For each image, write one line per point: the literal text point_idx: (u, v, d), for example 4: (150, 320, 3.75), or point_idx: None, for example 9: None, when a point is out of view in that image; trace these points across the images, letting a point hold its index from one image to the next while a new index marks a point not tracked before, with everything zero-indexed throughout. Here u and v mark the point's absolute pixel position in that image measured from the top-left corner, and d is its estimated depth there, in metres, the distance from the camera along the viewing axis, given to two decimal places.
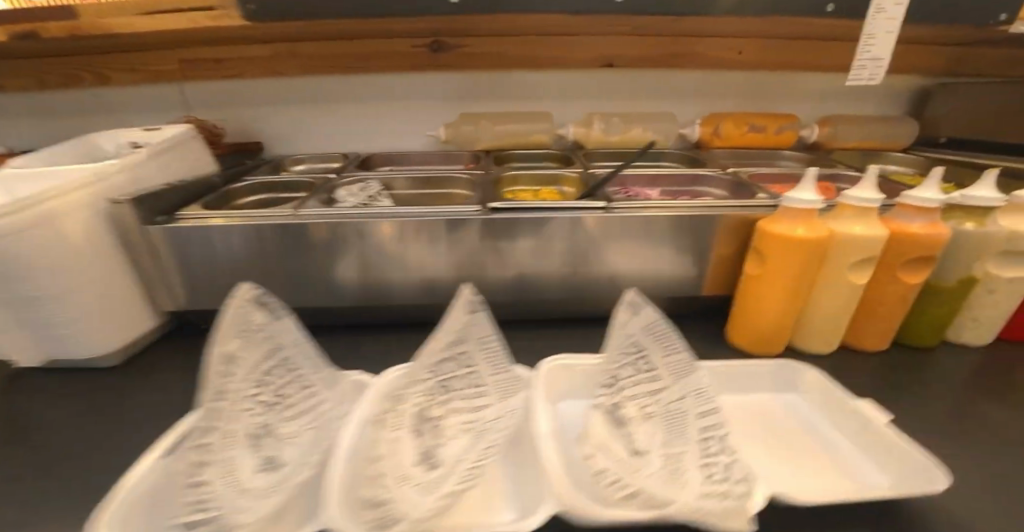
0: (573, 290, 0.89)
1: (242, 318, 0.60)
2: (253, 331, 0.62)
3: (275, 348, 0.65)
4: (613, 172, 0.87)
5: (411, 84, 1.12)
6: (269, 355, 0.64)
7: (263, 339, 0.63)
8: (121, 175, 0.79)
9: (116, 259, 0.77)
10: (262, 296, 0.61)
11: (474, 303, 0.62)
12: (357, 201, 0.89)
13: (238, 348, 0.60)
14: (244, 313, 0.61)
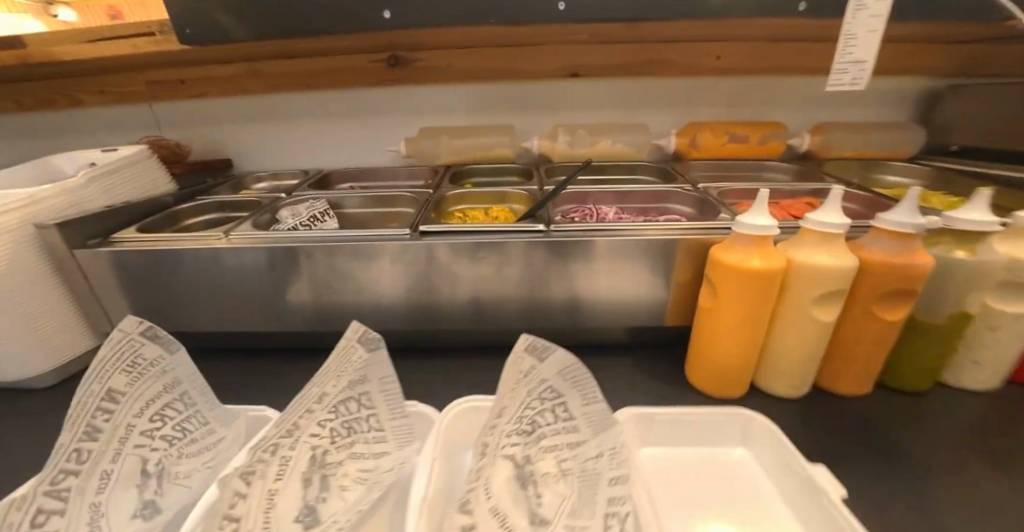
0: (520, 320, 0.81)
1: (128, 354, 0.57)
2: (142, 365, 0.58)
3: (172, 383, 0.62)
4: (558, 191, 0.80)
5: (371, 99, 1.08)
6: (166, 391, 0.62)
7: (156, 374, 0.60)
8: (55, 198, 0.79)
9: (48, 283, 0.77)
10: (152, 331, 0.60)
11: (372, 342, 0.56)
12: (297, 222, 0.85)
13: (123, 385, 0.56)
14: (131, 348, 0.57)
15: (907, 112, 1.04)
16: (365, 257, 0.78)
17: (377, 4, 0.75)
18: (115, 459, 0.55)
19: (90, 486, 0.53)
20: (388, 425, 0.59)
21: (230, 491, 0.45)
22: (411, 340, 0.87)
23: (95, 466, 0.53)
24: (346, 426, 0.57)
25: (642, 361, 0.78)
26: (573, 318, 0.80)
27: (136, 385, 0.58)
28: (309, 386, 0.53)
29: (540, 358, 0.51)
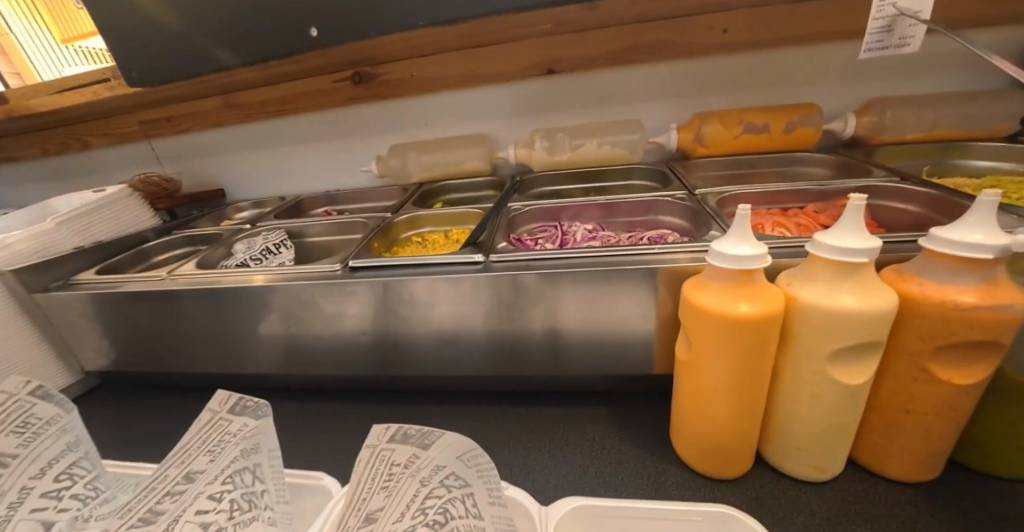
0: (472, 365, 0.68)
1: (6, 416, 0.47)
2: (32, 425, 0.48)
3: (74, 439, 0.51)
4: (490, 221, 0.68)
5: (342, 118, 1.02)
6: (68, 449, 0.50)
7: (53, 434, 0.49)
8: (25, 243, 0.76)
9: (13, 329, 0.73)
10: (45, 388, 0.50)
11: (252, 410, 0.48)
12: (250, 255, 0.80)
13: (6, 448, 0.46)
14: (13, 410, 0.47)
15: (995, 78, 0.80)
16: (294, 301, 0.69)
17: (301, 18, 0.67)
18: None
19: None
20: (281, 507, 0.47)
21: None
22: (358, 385, 0.76)
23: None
24: (245, 498, 0.45)
25: (622, 416, 0.62)
26: (536, 360, 0.66)
27: (30, 446, 0.47)
28: (167, 467, 0.46)
29: (421, 445, 0.39)
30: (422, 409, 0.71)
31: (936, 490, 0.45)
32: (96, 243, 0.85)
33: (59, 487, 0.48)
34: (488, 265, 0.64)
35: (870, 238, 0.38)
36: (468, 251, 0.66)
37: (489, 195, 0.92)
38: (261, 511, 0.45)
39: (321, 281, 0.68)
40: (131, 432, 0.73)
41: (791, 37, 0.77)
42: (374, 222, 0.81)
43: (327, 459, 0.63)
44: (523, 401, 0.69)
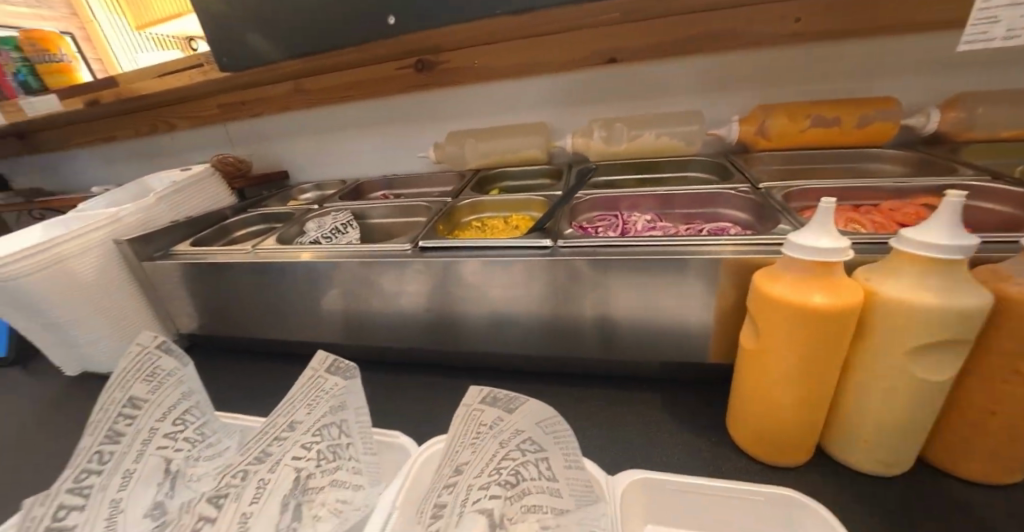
0: (530, 346, 0.71)
1: (140, 367, 0.54)
2: (160, 376, 0.55)
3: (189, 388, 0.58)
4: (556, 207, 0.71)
5: (404, 105, 1.06)
6: (184, 397, 0.57)
7: (174, 384, 0.56)
8: (133, 216, 0.84)
9: (127, 293, 0.81)
10: (167, 343, 0.57)
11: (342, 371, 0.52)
12: (321, 233, 0.86)
13: (142, 393, 0.54)
14: (145, 361, 0.55)
15: None
16: (364, 277, 0.74)
17: (382, 8, 0.70)
18: (138, 459, 0.52)
19: (112, 483, 0.50)
20: (365, 458, 0.53)
21: (196, 515, 0.45)
22: (419, 359, 0.81)
23: (119, 465, 0.51)
24: (331, 449, 0.51)
25: (676, 401, 0.64)
26: (593, 343, 0.68)
27: (158, 392, 0.55)
28: (275, 416, 0.50)
29: (506, 408, 0.43)
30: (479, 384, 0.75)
31: (1013, 489, 0.45)
32: (187, 218, 0.93)
33: (177, 430, 0.56)
34: (554, 250, 0.66)
35: (967, 236, 0.38)
36: (534, 236, 0.69)
37: (545, 183, 0.95)
38: (345, 461, 0.51)
39: (391, 259, 0.72)
40: (221, 390, 0.80)
41: (867, 27, 0.75)
42: (436, 206, 0.85)
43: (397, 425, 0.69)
44: (577, 381, 0.72)
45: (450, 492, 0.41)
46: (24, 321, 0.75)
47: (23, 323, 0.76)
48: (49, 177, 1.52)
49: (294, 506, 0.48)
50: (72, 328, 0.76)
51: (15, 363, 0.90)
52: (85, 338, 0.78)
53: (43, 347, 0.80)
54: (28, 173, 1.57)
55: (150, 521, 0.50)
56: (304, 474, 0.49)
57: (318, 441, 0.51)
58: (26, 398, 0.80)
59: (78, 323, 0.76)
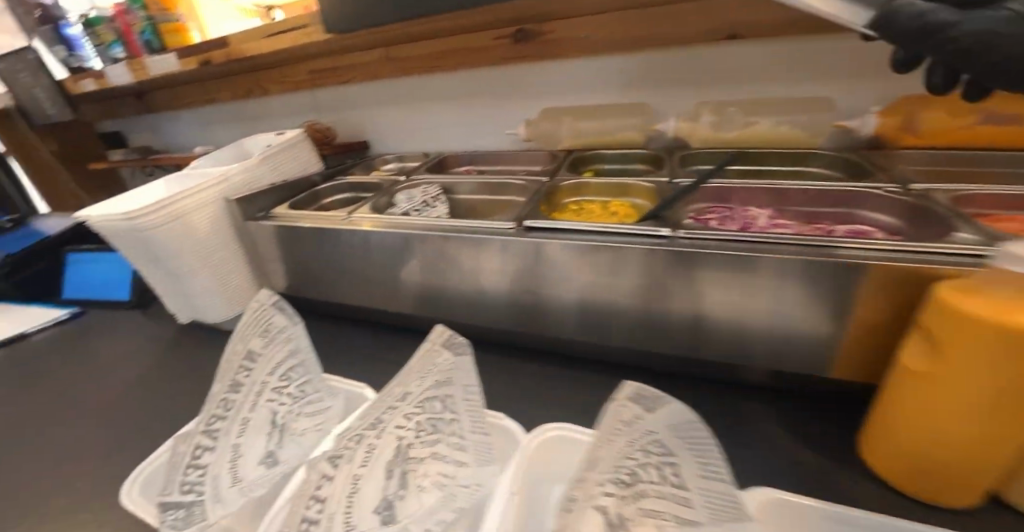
0: (623, 340, 0.68)
1: (259, 322, 0.59)
2: (272, 332, 0.61)
3: (296, 345, 0.64)
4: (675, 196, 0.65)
5: (495, 78, 1.03)
6: (293, 352, 0.63)
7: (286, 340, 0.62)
8: (240, 177, 0.90)
9: (231, 251, 0.88)
10: (281, 302, 0.62)
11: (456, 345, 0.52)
12: (411, 207, 0.85)
13: (258, 347, 0.59)
14: (263, 316, 0.60)
15: None
16: (458, 252, 0.73)
17: None
18: (253, 408, 0.57)
19: (234, 428, 0.54)
20: (472, 436, 0.54)
21: (316, 473, 0.41)
22: (502, 340, 0.80)
23: (238, 413, 0.55)
24: (431, 422, 0.51)
25: (790, 415, 0.59)
26: (699, 343, 0.63)
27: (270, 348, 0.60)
28: (390, 383, 0.47)
29: (647, 408, 0.39)
30: (566, 371, 0.73)
31: None
32: (285, 182, 0.96)
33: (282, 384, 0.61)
34: (670, 239, 0.60)
35: None
36: (646, 224, 0.64)
37: (641, 169, 0.89)
38: (446, 437, 0.52)
39: (488, 236, 0.70)
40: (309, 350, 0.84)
41: None
42: (532, 185, 0.82)
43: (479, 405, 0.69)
44: (671, 381, 0.68)
45: (579, 487, 0.36)
46: (148, 267, 0.85)
47: (147, 269, 0.86)
48: (159, 138, 1.66)
49: (399, 474, 0.47)
50: (187, 278, 0.84)
51: (139, 305, 1.00)
52: (196, 288, 0.85)
53: (161, 294, 0.89)
54: (141, 132, 1.71)
55: (265, 467, 0.56)
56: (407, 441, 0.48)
57: (426, 413, 0.50)
58: (148, 342, 0.90)
59: (192, 273, 0.83)
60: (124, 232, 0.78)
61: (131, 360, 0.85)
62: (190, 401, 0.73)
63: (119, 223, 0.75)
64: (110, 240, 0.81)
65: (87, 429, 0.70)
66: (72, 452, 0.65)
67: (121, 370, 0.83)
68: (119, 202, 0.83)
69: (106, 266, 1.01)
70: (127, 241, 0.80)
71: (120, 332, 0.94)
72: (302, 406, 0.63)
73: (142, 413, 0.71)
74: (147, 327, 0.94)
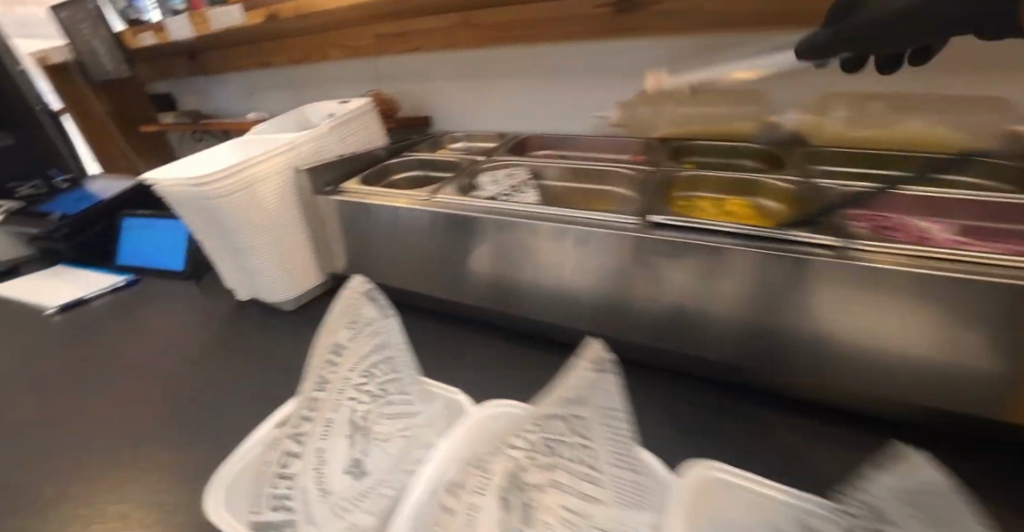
0: (752, 363, 0.56)
1: (349, 312, 0.53)
2: (362, 325, 0.54)
3: (382, 339, 0.57)
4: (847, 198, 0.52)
5: (586, 53, 0.93)
6: (381, 348, 0.56)
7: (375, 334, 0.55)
8: (308, 145, 0.82)
9: (294, 226, 0.81)
10: (372, 292, 0.55)
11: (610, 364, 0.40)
12: (500, 191, 0.77)
13: (347, 340, 0.52)
14: (353, 306, 0.53)
15: None
16: (553, 247, 0.64)
17: None
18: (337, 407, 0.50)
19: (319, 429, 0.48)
20: (610, 469, 0.39)
21: None
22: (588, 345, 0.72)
23: (324, 413, 0.48)
24: (547, 443, 0.38)
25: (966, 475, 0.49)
26: (871, 377, 0.49)
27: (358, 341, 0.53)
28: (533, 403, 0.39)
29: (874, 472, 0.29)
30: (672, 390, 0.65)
31: None
32: (353, 154, 0.88)
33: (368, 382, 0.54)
34: (841, 249, 0.48)
35: None
36: (803, 229, 0.52)
37: (750, 166, 0.80)
38: (570, 467, 0.38)
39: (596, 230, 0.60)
40: None
41: None
42: (638, 176, 0.73)
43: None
44: (810, 414, 0.56)
45: None
46: (210, 238, 0.80)
47: (209, 240, 0.81)
48: (206, 100, 1.59)
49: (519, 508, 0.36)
50: (248, 253, 0.78)
51: (192, 276, 1.00)
52: (256, 265, 0.79)
53: (220, 268, 0.84)
54: (188, 94, 1.65)
55: (353, 477, 0.48)
56: (530, 462, 0.37)
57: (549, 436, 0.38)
58: (206, 318, 0.88)
59: (254, 248, 0.77)
60: (189, 199, 0.73)
61: (189, 337, 0.84)
62: (248, 389, 0.69)
63: (186, 190, 0.70)
64: (176, 206, 0.77)
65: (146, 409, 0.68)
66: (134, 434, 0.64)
67: (181, 347, 0.82)
68: (189, 166, 0.78)
69: (164, 233, 1.01)
70: (192, 209, 0.75)
71: (179, 304, 0.93)
72: (389, 408, 0.55)
73: (201, 397, 0.69)
74: (205, 301, 0.93)
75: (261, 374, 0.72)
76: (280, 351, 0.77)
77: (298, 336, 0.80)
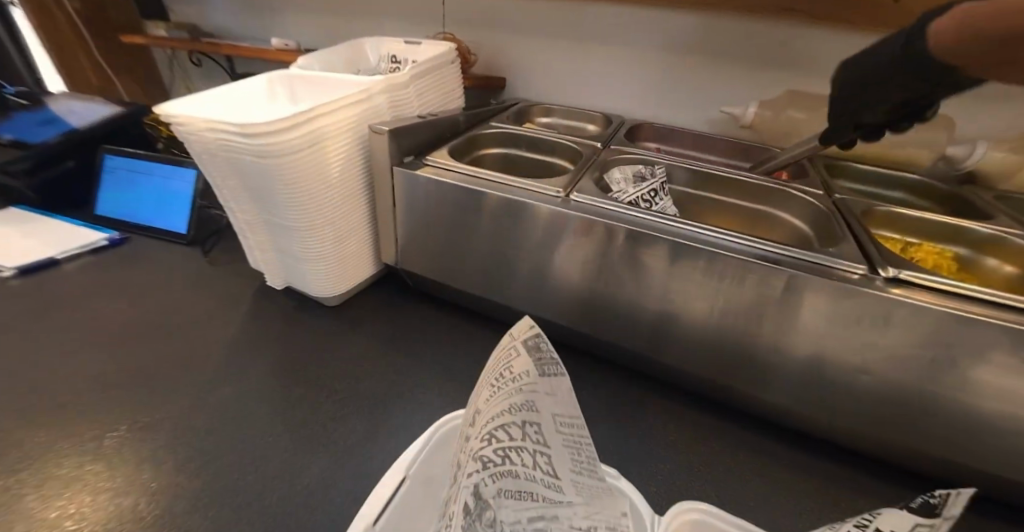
0: (981, 462, 0.46)
1: (502, 365, 0.40)
2: (507, 379, 0.39)
3: (531, 402, 0.38)
4: None
5: (723, 32, 0.76)
6: (526, 410, 0.38)
7: (524, 392, 0.38)
8: (385, 98, 0.63)
9: (352, 200, 0.62)
10: (536, 340, 0.41)
11: (950, 507, 0.30)
12: (636, 193, 0.60)
13: (496, 402, 0.37)
14: (506, 357, 0.41)
15: None
16: (719, 282, 0.51)
17: None
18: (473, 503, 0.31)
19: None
20: None
21: None
22: (735, 402, 0.58)
23: (461, 512, 0.31)
24: None
25: None
26: None
27: (506, 404, 0.37)
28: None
29: None
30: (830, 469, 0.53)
31: None
32: (434, 115, 0.70)
33: (517, 463, 0.35)
34: None
35: None
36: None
37: (912, 201, 0.68)
38: None
39: (786, 271, 0.48)
40: (451, 357, 0.62)
41: None
42: (806, 199, 0.59)
43: (738, 510, 0.48)
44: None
45: None
46: (243, 207, 0.61)
47: (239, 209, 0.62)
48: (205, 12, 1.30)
49: None
50: (293, 233, 0.59)
51: (194, 243, 0.81)
52: (303, 246, 0.60)
53: (255, 249, 0.65)
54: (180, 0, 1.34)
55: None
56: None
57: None
58: (228, 306, 0.68)
59: (303, 221, 0.57)
60: (225, 154, 0.54)
61: (207, 330, 0.64)
62: (306, 421, 0.52)
63: (226, 140, 0.52)
64: (201, 160, 0.57)
65: (160, 437, 0.49)
66: (147, 477, 0.45)
67: (197, 343, 0.62)
68: (221, 107, 0.58)
69: (158, 186, 0.80)
70: (227, 166, 0.55)
71: (189, 283, 0.72)
72: (544, 508, 0.35)
73: (240, 427, 0.51)
74: (225, 283, 0.73)
75: (321, 399, 0.54)
76: (339, 366, 0.59)
77: (358, 347, 0.62)
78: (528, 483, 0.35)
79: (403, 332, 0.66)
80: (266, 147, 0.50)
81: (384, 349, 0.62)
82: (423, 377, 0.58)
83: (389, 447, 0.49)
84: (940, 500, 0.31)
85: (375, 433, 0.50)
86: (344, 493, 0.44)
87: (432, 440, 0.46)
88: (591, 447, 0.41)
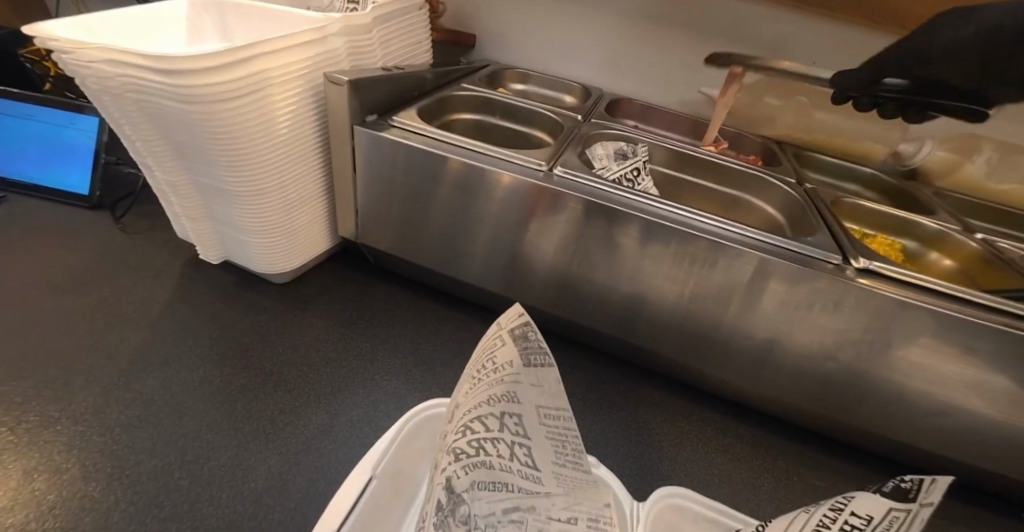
0: (927, 442, 0.49)
1: (485, 356, 0.35)
2: (489, 370, 0.34)
3: (514, 394, 0.34)
4: None
5: (703, 8, 0.75)
6: (507, 401, 0.33)
7: (506, 383, 0.33)
8: (343, 43, 0.55)
9: (299, 158, 0.53)
10: (526, 329, 0.36)
11: (928, 493, 0.24)
12: (620, 171, 0.59)
13: (479, 398, 0.32)
14: (490, 348, 0.35)
15: None
16: (702, 268, 0.50)
17: None
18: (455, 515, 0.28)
19: None
20: None
21: None
22: (705, 386, 0.59)
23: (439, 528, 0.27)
24: None
25: None
26: None
27: (487, 400, 0.32)
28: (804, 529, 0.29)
29: None
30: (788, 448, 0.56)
31: None
32: (399, 69, 0.62)
33: (501, 467, 0.31)
34: None
35: None
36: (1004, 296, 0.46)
37: (861, 194, 0.72)
38: None
39: (768, 253, 0.48)
40: (415, 341, 0.57)
41: None
42: (780, 187, 0.60)
43: (706, 492, 0.49)
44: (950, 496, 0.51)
45: None
46: (162, 164, 0.51)
47: (158, 167, 0.52)
48: None
49: None
50: (231, 198, 0.50)
51: (92, 206, 0.68)
52: (242, 211, 0.51)
53: (183, 215, 0.55)
54: None
55: None
56: None
57: None
58: (147, 281, 0.58)
59: (241, 182, 0.49)
60: (134, 96, 0.44)
61: (118, 310, 0.54)
62: (248, 415, 0.45)
63: (136, 80, 0.42)
64: (103, 104, 0.47)
65: (59, 440, 0.41)
66: (38, 490, 0.37)
67: (106, 326, 0.52)
68: (126, 37, 0.48)
69: (42, 133, 0.65)
70: (142, 113, 0.46)
71: (93, 253, 0.61)
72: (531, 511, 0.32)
73: (165, 424, 0.43)
74: (142, 255, 0.62)
75: (266, 391, 0.47)
76: (288, 352, 0.52)
77: (310, 329, 0.56)
78: (514, 483, 0.32)
79: (360, 312, 0.60)
80: (191, 89, 0.41)
81: (340, 330, 0.56)
82: (386, 363, 0.53)
83: (351, 443, 0.44)
84: (914, 484, 0.25)
85: (335, 427, 0.45)
86: (298, 498, 0.39)
87: (399, 437, 0.39)
88: (578, 439, 0.37)
